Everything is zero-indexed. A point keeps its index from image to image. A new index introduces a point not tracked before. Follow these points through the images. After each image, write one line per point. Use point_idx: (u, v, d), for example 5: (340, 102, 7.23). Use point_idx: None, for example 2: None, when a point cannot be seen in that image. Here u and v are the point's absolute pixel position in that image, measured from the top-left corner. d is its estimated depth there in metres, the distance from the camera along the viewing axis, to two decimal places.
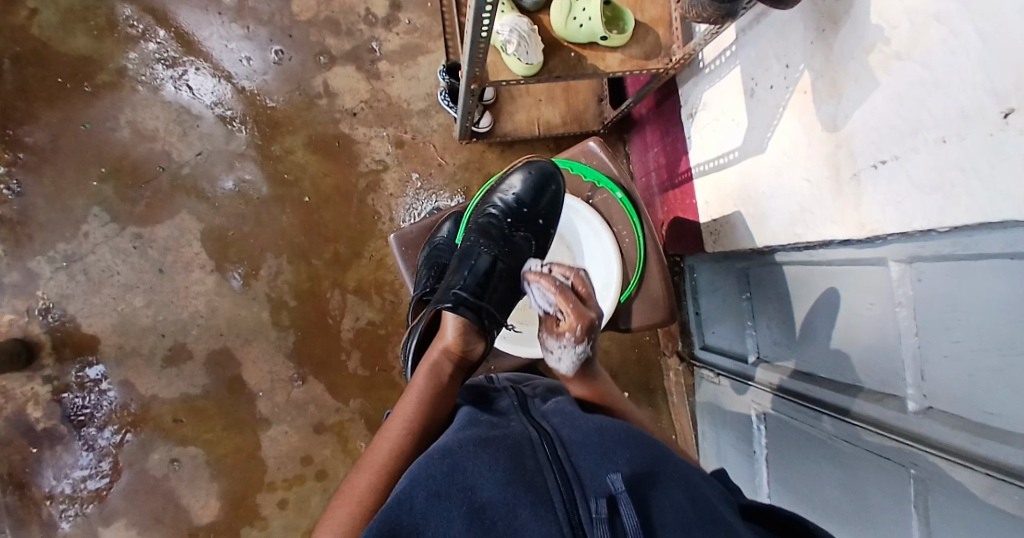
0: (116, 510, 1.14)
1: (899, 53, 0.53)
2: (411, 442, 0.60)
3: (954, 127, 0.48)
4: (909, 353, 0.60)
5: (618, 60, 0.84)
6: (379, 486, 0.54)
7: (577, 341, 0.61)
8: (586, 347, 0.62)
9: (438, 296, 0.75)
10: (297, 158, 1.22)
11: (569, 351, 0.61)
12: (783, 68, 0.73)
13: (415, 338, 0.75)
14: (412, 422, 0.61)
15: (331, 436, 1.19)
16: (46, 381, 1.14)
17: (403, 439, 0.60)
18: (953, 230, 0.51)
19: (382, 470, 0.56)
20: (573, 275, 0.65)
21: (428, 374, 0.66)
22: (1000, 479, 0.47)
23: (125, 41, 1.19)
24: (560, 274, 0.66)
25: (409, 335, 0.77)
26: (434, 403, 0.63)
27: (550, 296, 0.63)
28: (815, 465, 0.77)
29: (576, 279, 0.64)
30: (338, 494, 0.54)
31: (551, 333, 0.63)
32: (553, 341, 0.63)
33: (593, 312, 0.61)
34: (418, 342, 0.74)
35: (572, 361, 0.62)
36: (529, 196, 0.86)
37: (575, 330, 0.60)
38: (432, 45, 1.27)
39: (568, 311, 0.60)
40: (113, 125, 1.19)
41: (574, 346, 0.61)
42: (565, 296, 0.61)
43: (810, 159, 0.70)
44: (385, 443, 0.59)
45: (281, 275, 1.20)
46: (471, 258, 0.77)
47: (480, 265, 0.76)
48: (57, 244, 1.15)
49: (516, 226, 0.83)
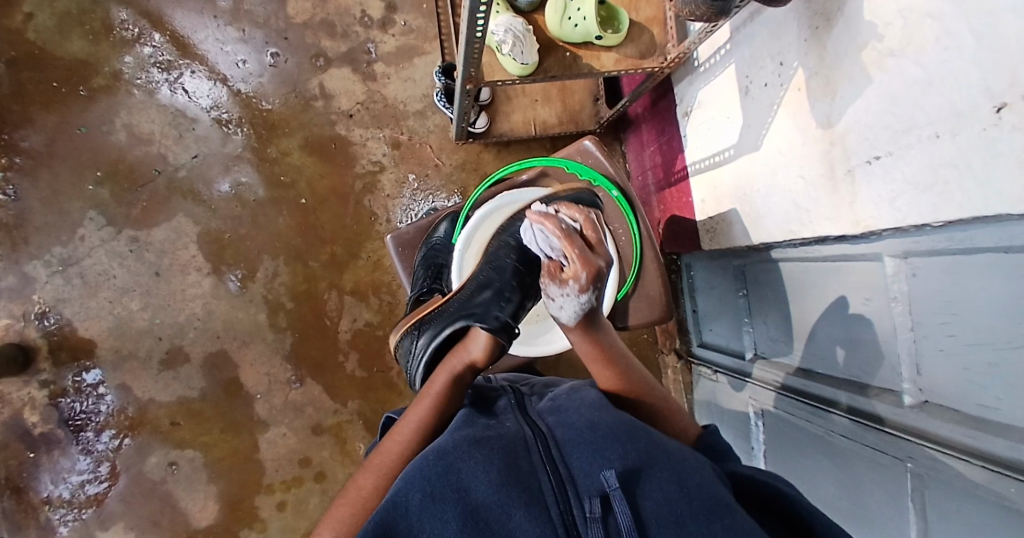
0: (113, 514, 1.14)
1: (893, 51, 0.53)
2: (417, 444, 0.60)
3: (948, 124, 0.48)
4: (904, 348, 0.60)
5: (613, 59, 0.84)
6: (383, 487, 0.56)
7: (582, 290, 0.60)
8: (590, 296, 0.61)
9: (467, 308, 0.73)
10: (293, 160, 1.22)
11: (573, 300, 0.60)
12: (777, 66, 0.74)
13: (435, 340, 0.73)
14: (421, 427, 0.61)
15: (329, 437, 1.19)
16: (42, 386, 1.13)
17: (408, 443, 0.60)
18: (947, 227, 0.51)
19: (390, 472, 0.57)
20: (582, 219, 0.66)
21: (444, 382, 0.66)
22: (996, 472, 0.47)
23: (121, 45, 1.19)
24: (567, 218, 0.66)
25: (427, 334, 0.74)
26: (442, 406, 0.63)
27: (556, 238, 0.63)
28: (812, 461, 0.77)
29: (585, 224, 0.65)
30: (341, 498, 0.56)
31: (553, 279, 0.61)
32: (556, 287, 0.61)
33: (601, 260, 0.60)
34: (436, 347, 0.73)
35: (574, 311, 0.61)
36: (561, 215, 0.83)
37: (581, 277, 0.59)
38: (428, 46, 1.27)
39: (574, 255, 0.60)
40: (109, 129, 1.18)
41: (578, 295, 0.60)
42: (572, 241, 0.61)
43: (805, 157, 0.70)
44: (393, 446, 0.60)
45: (277, 277, 1.20)
46: (505, 280, 0.75)
47: (513, 288, 0.75)
48: (53, 248, 1.15)
49: None
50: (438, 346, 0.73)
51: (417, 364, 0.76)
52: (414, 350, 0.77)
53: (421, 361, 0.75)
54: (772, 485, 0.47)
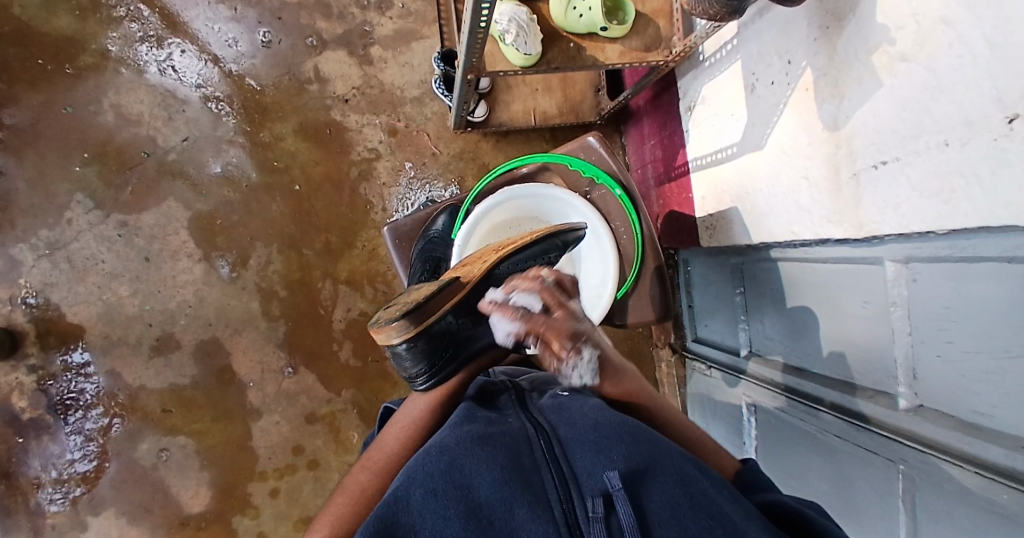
0: (104, 499, 1.13)
1: (904, 55, 0.52)
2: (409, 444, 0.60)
3: (957, 132, 0.48)
4: (901, 353, 0.60)
5: (618, 51, 0.83)
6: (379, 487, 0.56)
7: (578, 354, 0.56)
8: (591, 351, 0.57)
9: None
10: (287, 145, 1.20)
11: (579, 366, 0.56)
12: (785, 65, 0.72)
13: (466, 354, 0.64)
14: (407, 430, 0.60)
15: (322, 426, 1.19)
16: (31, 370, 1.12)
17: (402, 443, 0.60)
18: (950, 234, 0.51)
19: (385, 471, 0.57)
20: (536, 289, 0.58)
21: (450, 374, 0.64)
22: (991, 478, 0.47)
23: (108, 22, 1.15)
24: (523, 294, 0.58)
25: (461, 348, 0.63)
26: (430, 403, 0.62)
27: (518, 325, 0.57)
28: (804, 458, 0.78)
29: (540, 294, 0.58)
30: (339, 490, 0.56)
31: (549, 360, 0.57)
32: (559, 366, 0.57)
33: (571, 320, 0.57)
34: (461, 359, 0.63)
35: (590, 374, 0.58)
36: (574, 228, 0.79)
37: (564, 346, 0.56)
38: (426, 30, 1.24)
39: (548, 329, 0.56)
40: (96, 109, 1.15)
41: (578, 359, 0.56)
42: (533, 321, 0.56)
43: (810, 158, 0.70)
44: (385, 444, 0.60)
45: (271, 265, 1.18)
46: None
47: None
48: (39, 231, 1.12)
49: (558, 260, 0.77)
50: (464, 358, 0.64)
51: (435, 373, 0.61)
52: (432, 356, 0.61)
53: (443, 370, 0.62)
54: (800, 514, 0.46)
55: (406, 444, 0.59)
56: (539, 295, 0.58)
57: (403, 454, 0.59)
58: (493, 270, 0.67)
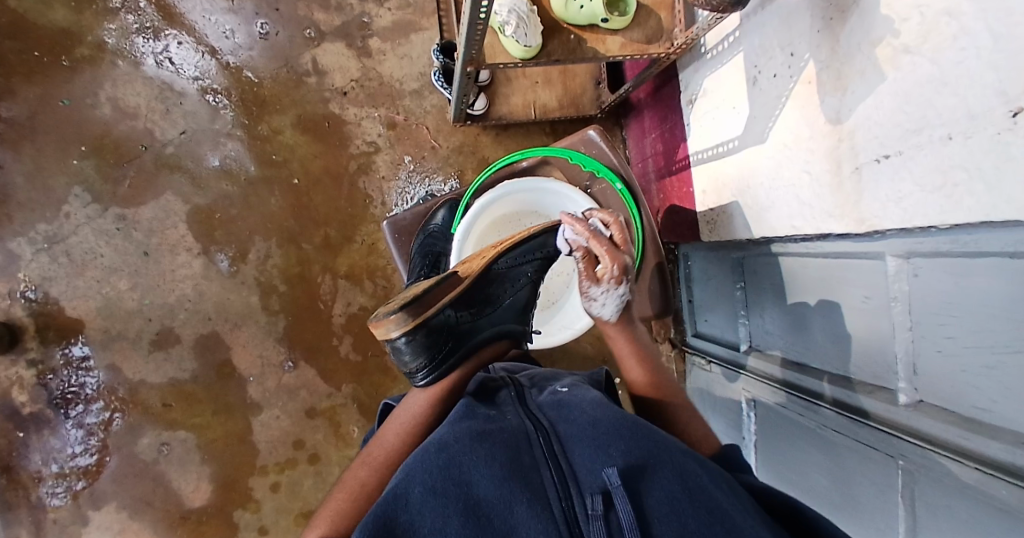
0: (105, 493, 1.14)
1: (908, 48, 0.52)
2: (410, 440, 0.60)
3: (960, 125, 0.47)
4: (901, 348, 0.60)
5: (619, 43, 0.82)
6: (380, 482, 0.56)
7: (618, 284, 0.69)
8: (626, 291, 0.70)
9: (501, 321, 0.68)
10: (285, 139, 1.19)
11: (612, 294, 0.70)
12: (787, 57, 0.72)
13: (467, 347, 0.64)
14: (408, 425, 0.60)
15: (322, 420, 1.19)
16: (31, 365, 1.12)
17: (402, 439, 0.59)
18: (953, 229, 0.51)
19: (384, 467, 0.57)
20: (611, 223, 0.72)
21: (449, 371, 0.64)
22: (990, 474, 0.47)
23: (103, 14, 1.14)
24: (600, 224, 0.73)
25: (462, 341, 0.63)
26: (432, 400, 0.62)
27: (584, 239, 0.71)
28: (804, 453, 0.78)
29: (614, 227, 0.72)
30: (338, 485, 0.56)
31: (592, 281, 0.70)
32: (596, 287, 0.70)
33: (627, 257, 0.70)
34: (462, 353, 0.63)
35: (615, 306, 0.70)
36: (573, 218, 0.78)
37: (614, 271, 0.69)
38: (425, 22, 1.23)
39: (605, 253, 0.69)
40: (93, 102, 1.14)
41: (616, 290, 0.69)
42: (600, 240, 0.70)
43: (812, 152, 0.69)
44: (385, 440, 0.60)
45: (270, 259, 1.18)
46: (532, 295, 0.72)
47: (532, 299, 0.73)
48: (37, 225, 1.12)
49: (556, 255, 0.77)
50: (465, 352, 0.64)
51: (436, 368, 0.61)
52: (434, 351, 0.60)
53: (444, 364, 0.62)
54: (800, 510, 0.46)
55: (406, 440, 0.59)
56: (610, 230, 0.72)
57: (403, 449, 0.59)
58: (490, 266, 0.66)
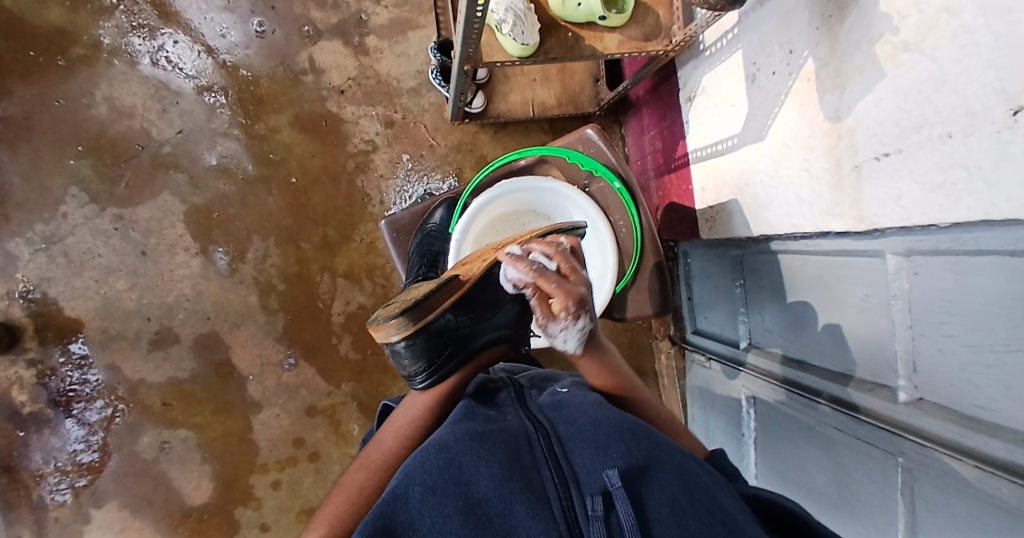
0: (106, 492, 1.14)
1: (908, 46, 0.51)
2: (409, 442, 0.60)
3: (960, 123, 0.47)
4: (901, 346, 0.60)
5: (617, 41, 0.81)
6: (379, 484, 0.56)
7: (577, 319, 0.55)
8: (587, 322, 0.56)
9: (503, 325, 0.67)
10: (283, 138, 1.18)
11: (572, 331, 0.56)
12: (786, 54, 0.71)
13: (466, 349, 0.63)
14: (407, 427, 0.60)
15: (323, 419, 1.19)
16: (30, 365, 1.12)
17: (400, 440, 0.60)
18: (952, 227, 0.50)
19: (383, 469, 0.57)
20: (554, 252, 0.57)
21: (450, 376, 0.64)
22: (989, 472, 0.47)
23: (98, 12, 1.13)
24: (542, 256, 0.57)
25: (461, 345, 0.63)
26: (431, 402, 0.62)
27: (528, 280, 0.56)
28: (803, 450, 0.78)
29: (559, 258, 0.56)
30: (338, 486, 0.56)
31: (546, 320, 0.56)
32: (553, 327, 0.56)
33: (583, 286, 0.55)
34: (461, 357, 0.63)
35: (577, 341, 0.58)
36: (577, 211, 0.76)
37: (569, 308, 0.54)
38: (422, 19, 1.23)
39: (555, 292, 0.54)
40: (89, 102, 1.13)
41: (575, 325, 0.56)
42: (547, 278, 0.54)
43: (811, 150, 0.69)
44: (385, 442, 0.60)
45: (268, 259, 1.18)
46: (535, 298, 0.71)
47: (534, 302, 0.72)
48: (35, 225, 1.12)
49: None
50: (464, 355, 0.63)
51: (434, 372, 0.61)
52: (432, 355, 0.60)
53: (442, 368, 0.61)
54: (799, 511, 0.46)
55: (405, 442, 0.60)
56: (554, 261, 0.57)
57: (402, 451, 0.59)
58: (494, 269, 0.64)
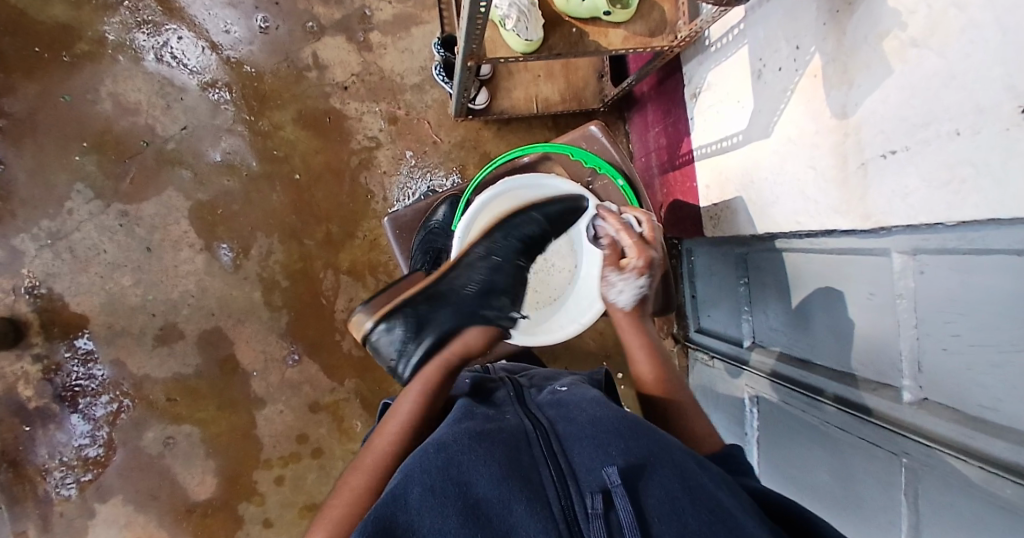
0: (111, 486, 1.15)
1: (915, 41, 0.51)
2: (403, 442, 0.60)
3: (968, 120, 0.46)
4: (906, 346, 0.60)
5: (621, 36, 0.81)
6: (375, 482, 0.56)
7: (640, 275, 0.74)
8: (646, 283, 0.75)
9: (476, 307, 0.73)
10: (286, 134, 1.18)
11: (632, 283, 0.74)
12: (793, 50, 0.70)
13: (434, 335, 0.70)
14: (401, 428, 0.61)
15: (326, 415, 1.20)
16: (36, 360, 1.12)
17: (394, 439, 0.60)
18: (960, 225, 0.50)
19: (378, 469, 0.57)
20: (644, 221, 0.80)
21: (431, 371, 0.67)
22: (994, 472, 0.47)
23: (103, 8, 1.14)
24: (634, 220, 0.80)
25: (430, 330, 0.71)
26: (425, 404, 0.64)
27: (617, 231, 0.78)
28: (806, 450, 0.78)
29: (647, 225, 0.79)
30: (337, 487, 0.56)
31: (614, 267, 0.75)
32: (616, 274, 0.74)
33: (654, 252, 0.76)
34: (431, 342, 0.70)
35: (631, 295, 0.74)
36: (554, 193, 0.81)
37: (638, 263, 0.74)
38: (426, 15, 1.22)
39: (635, 246, 0.76)
40: (93, 98, 1.14)
41: (636, 279, 0.74)
42: (632, 234, 0.76)
43: (816, 147, 0.68)
44: (381, 442, 0.60)
45: (272, 255, 1.18)
46: (507, 280, 0.76)
47: (510, 284, 0.76)
48: (41, 221, 1.12)
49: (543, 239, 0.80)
50: (435, 340, 0.70)
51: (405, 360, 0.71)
52: (404, 341, 0.70)
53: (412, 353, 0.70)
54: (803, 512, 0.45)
55: (400, 438, 0.60)
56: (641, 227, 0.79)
57: (399, 448, 0.60)
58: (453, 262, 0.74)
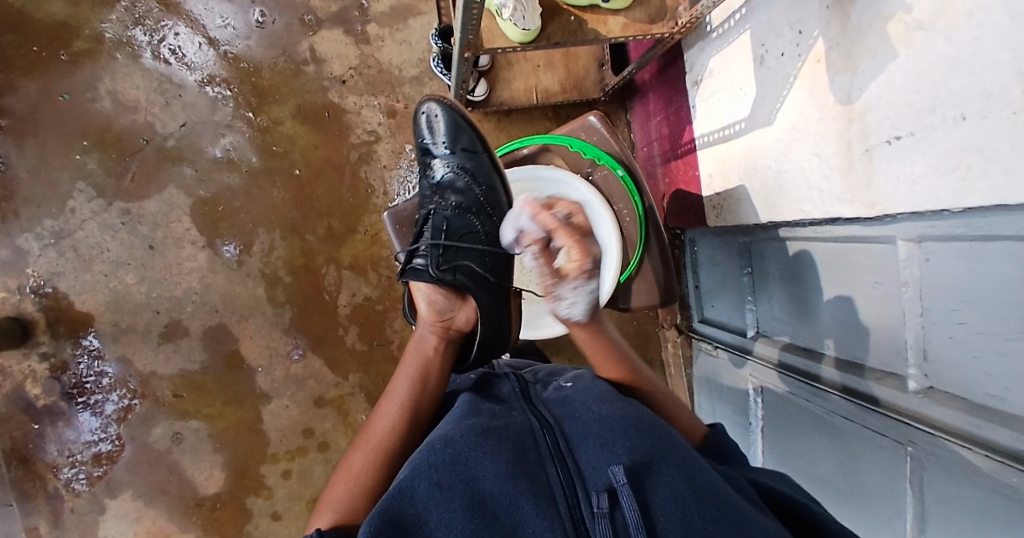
0: (121, 482, 1.16)
1: (921, 24, 0.49)
2: (403, 425, 0.61)
3: (975, 105, 0.45)
4: (912, 335, 0.59)
5: (621, 24, 0.79)
6: (375, 462, 0.57)
7: (588, 280, 0.63)
8: (595, 284, 0.64)
9: (424, 265, 0.77)
10: (285, 129, 1.18)
11: (582, 292, 0.63)
12: (796, 35, 0.69)
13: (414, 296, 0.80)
14: (401, 409, 0.62)
15: (331, 409, 1.20)
16: (43, 358, 1.13)
17: (393, 419, 0.61)
18: (967, 213, 0.49)
19: (379, 448, 0.58)
20: (573, 209, 0.64)
21: (418, 353, 0.70)
22: (1000, 462, 0.46)
23: (100, 5, 1.13)
24: (563, 211, 0.64)
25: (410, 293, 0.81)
26: (422, 381, 0.66)
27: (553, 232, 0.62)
28: (811, 439, 0.77)
29: (576, 213, 0.64)
30: (339, 466, 0.57)
31: (558, 281, 0.63)
32: (564, 289, 0.63)
33: (596, 246, 0.62)
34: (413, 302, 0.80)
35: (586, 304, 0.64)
36: (469, 135, 0.84)
37: (583, 268, 0.61)
38: (424, 6, 1.21)
39: (574, 247, 0.61)
40: (92, 96, 1.13)
41: (585, 285, 0.63)
42: (570, 233, 0.61)
43: (820, 135, 0.67)
44: (380, 422, 0.61)
45: (274, 251, 1.18)
46: (441, 227, 0.80)
47: (446, 229, 0.80)
48: (44, 220, 1.13)
49: (458, 173, 0.83)
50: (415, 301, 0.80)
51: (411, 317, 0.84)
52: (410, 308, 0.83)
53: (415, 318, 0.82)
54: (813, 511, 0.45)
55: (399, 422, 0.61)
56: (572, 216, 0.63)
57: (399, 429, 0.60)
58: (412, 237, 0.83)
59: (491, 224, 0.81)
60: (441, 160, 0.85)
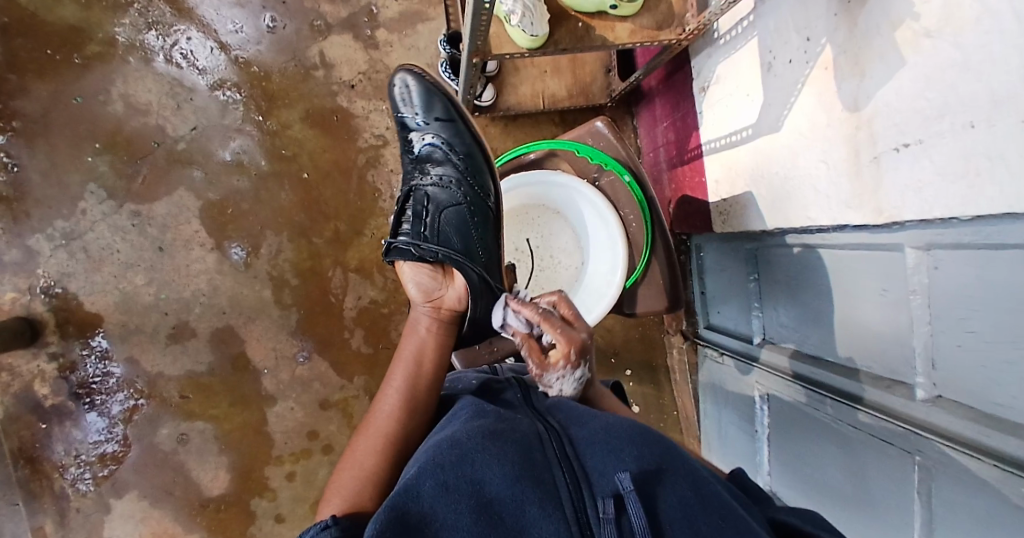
0: (127, 482, 1.17)
1: (929, 31, 0.49)
2: (404, 413, 0.62)
3: (984, 111, 0.45)
4: (920, 343, 0.58)
5: (628, 30, 0.80)
6: (379, 450, 0.58)
7: (574, 367, 0.60)
8: (585, 371, 0.61)
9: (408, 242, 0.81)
10: (294, 133, 1.19)
11: (569, 378, 0.60)
12: (803, 42, 0.69)
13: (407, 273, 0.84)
14: (402, 396, 0.63)
15: (336, 412, 1.20)
16: (52, 358, 1.14)
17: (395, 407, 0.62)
18: (975, 220, 0.48)
19: (383, 436, 0.59)
20: (557, 299, 0.66)
21: (413, 335, 0.73)
22: (1010, 472, 0.46)
23: (113, 9, 1.15)
24: (547, 303, 0.67)
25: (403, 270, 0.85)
26: (420, 365, 0.68)
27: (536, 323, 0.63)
28: (818, 446, 0.77)
29: (561, 303, 0.66)
30: (344, 454, 0.58)
31: (543, 368, 0.61)
32: (549, 375, 0.60)
33: (582, 333, 0.62)
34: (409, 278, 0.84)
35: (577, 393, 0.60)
36: (442, 105, 0.82)
37: (567, 354, 0.59)
38: (432, 11, 1.22)
39: (557, 336, 0.61)
40: (105, 99, 1.15)
41: (572, 373, 0.60)
42: (552, 323, 0.62)
43: (828, 141, 0.67)
44: (382, 410, 0.62)
45: (281, 253, 1.19)
46: (422, 205, 0.82)
47: (426, 208, 0.81)
48: (55, 221, 1.14)
49: (434, 149, 0.83)
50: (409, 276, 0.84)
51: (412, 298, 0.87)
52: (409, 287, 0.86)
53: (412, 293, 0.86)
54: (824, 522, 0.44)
55: (399, 410, 0.62)
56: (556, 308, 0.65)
57: (401, 417, 0.61)
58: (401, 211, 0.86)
59: (473, 196, 0.81)
60: (419, 134, 0.84)
